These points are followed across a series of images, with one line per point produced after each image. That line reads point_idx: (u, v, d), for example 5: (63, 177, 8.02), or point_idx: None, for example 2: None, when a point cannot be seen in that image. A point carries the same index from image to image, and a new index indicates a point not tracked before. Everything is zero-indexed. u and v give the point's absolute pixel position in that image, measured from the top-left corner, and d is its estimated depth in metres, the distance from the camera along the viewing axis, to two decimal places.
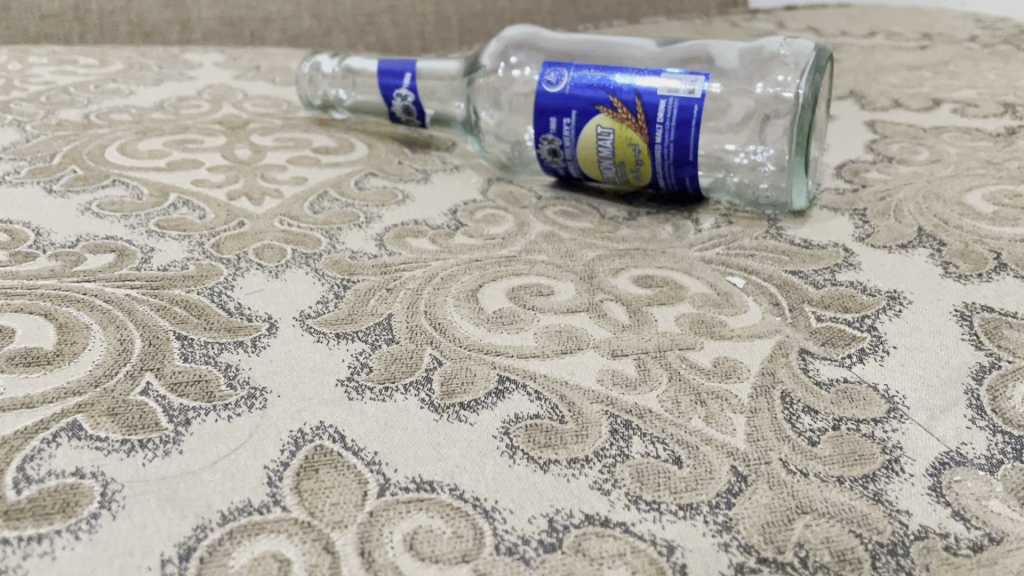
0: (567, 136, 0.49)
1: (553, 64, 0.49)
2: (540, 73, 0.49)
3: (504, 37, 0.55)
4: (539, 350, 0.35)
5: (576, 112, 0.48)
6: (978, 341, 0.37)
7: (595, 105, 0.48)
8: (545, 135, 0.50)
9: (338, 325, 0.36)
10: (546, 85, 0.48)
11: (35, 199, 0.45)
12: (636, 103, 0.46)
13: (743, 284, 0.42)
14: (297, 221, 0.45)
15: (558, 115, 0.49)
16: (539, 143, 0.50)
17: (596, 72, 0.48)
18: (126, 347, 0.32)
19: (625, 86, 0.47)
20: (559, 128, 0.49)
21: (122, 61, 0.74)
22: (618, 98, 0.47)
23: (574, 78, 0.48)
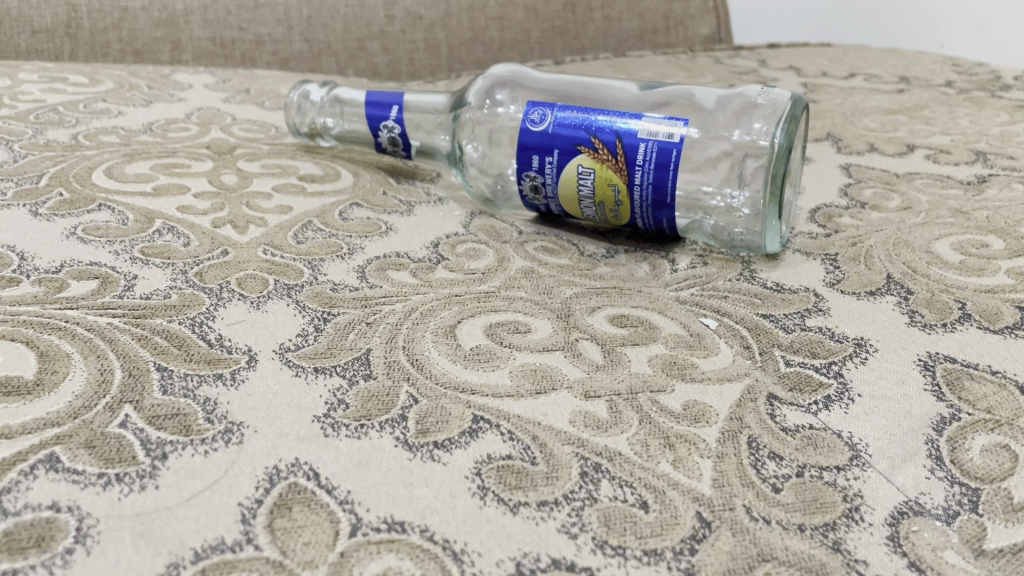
0: (548, 175, 0.50)
1: (537, 103, 0.50)
2: (524, 112, 0.50)
3: (489, 75, 0.56)
4: (514, 389, 0.36)
5: (558, 151, 0.49)
6: (940, 392, 0.38)
7: (577, 146, 0.49)
8: (527, 172, 0.51)
9: (317, 359, 0.36)
10: (530, 123, 0.50)
11: (20, 222, 0.45)
12: (616, 144, 0.48)
13: (715, 326, 0.43)
14: (281, 251, 0.46)
15: (540, 154, 0.50)
16: (522, 180, 0.51)
17: (579, 114, 0.49)
18: (106, 378, 0.33)
19: (605, 127, 0.48)
20: (541, 166, 0.50)
21: (112, 80, 0.74)
22: (599, 139, 0.48)
23: (557, 118, 0.49)
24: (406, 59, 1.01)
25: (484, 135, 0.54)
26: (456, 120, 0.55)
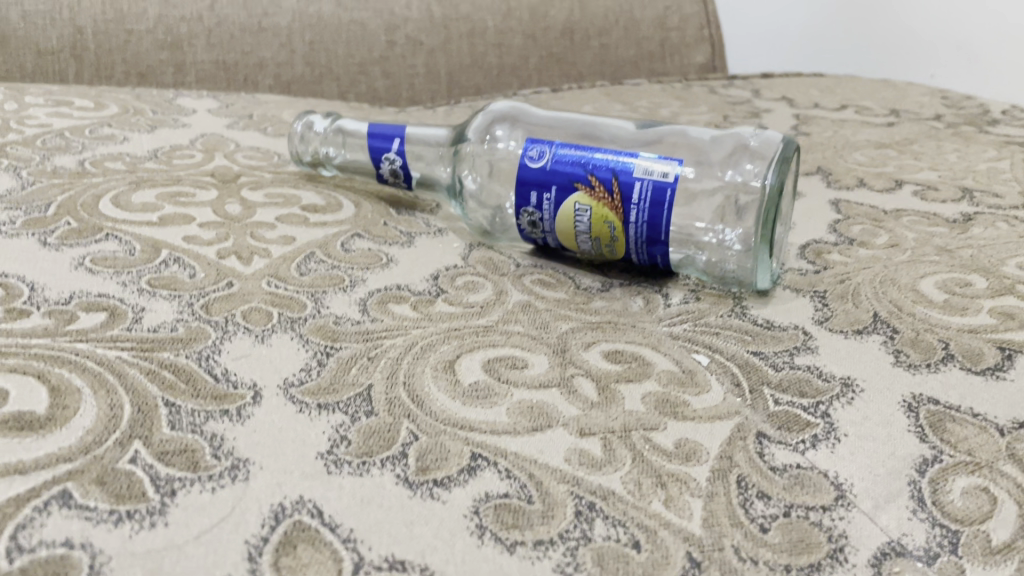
0: (546, 210, 0.51)
1: (536, 140, 0.52)
2: (523, 149, 0.52)
3: (489, 111, 0.58)
4: (511, 426, 0.37)
5: (555, 187, 0.50)
6: (923, 433, 0.39)
7: (575, 182, 0.50)
8: (525, 207, 0.52)
9: (320, 395, 0.37)
10: (529, 160, 0.51)
11: (30, 252, 0.46)
12: (613, 182, 0.49)
13: (707, 362, 0.45)
14: (284, 283, 0.47)
15: (539, 189, 0.51)
16: (520, 214, 0.53)
17: (576, 151, 0.50)
18: (116, 413, 0.34)
19: (602, 164, 0.49)
20: (539, 202, 0.51)
21: (117, 104, 0.76)
22: (597, 177, 0.49)
23: (555, 155, 0.51)
24: (406, 84, 1.03)
25: (484, 169, 0.55)
26: (457, 154, 0.57)
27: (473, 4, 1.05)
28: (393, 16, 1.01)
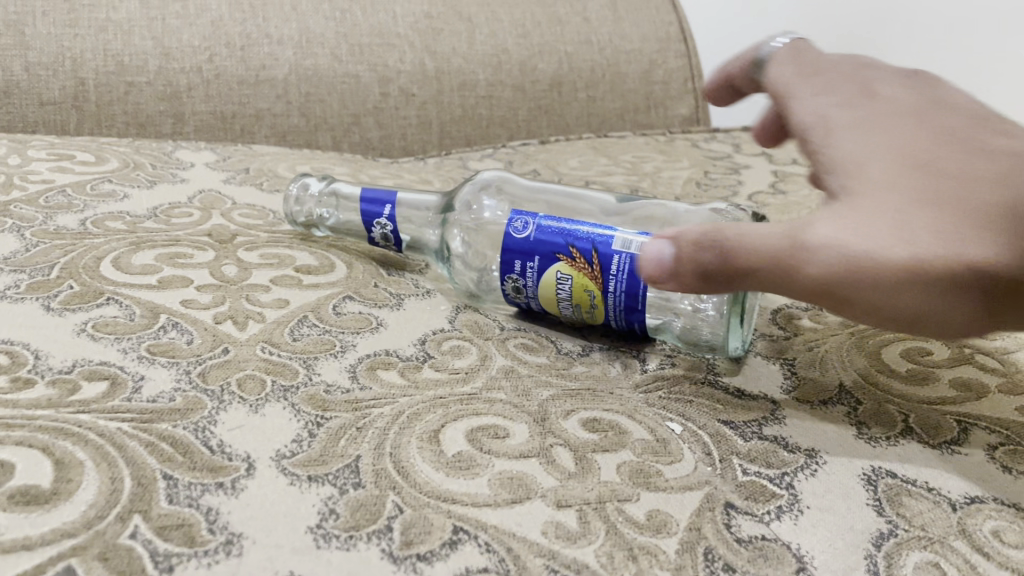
0: (530, 277, 0.54)
1: (521, 212, 0.54)
2: (508, 219, 0.54)
3: (478, 178, 0.61)
4: (492, 498, 0.39)
5: (539, 257, 0.53)
6: (881, 507, 0.41)
7: (557, 253, 0.52)
8: (510, 274, 0.54)
9: (310, 467, 0.39)
10: (513, 231, 0.53)
11: (34, 317, 0.48)
12: (592, 253, 0.51)
13: (680, 431, 0.47)
14: (278, 349, 0.49)
15: (523, 259, 0.53)
16: (505, 280, 0.55)
17: (559, 224, 0.53)
18: (117, 487, 0.36)
19: (583, 237, 0.52)
20: (523, 270, 0.54)
21: (118, 158, 0.78)
22: (578, 249, 0.52)
23: (539, 226, 0.53)
24: (398, 134, 1.08)
25: (473, 231, 0.57)
26: (445, 221, 0.59)
27: (464, 57, 1.10)
28: (387, 69, 1.06)
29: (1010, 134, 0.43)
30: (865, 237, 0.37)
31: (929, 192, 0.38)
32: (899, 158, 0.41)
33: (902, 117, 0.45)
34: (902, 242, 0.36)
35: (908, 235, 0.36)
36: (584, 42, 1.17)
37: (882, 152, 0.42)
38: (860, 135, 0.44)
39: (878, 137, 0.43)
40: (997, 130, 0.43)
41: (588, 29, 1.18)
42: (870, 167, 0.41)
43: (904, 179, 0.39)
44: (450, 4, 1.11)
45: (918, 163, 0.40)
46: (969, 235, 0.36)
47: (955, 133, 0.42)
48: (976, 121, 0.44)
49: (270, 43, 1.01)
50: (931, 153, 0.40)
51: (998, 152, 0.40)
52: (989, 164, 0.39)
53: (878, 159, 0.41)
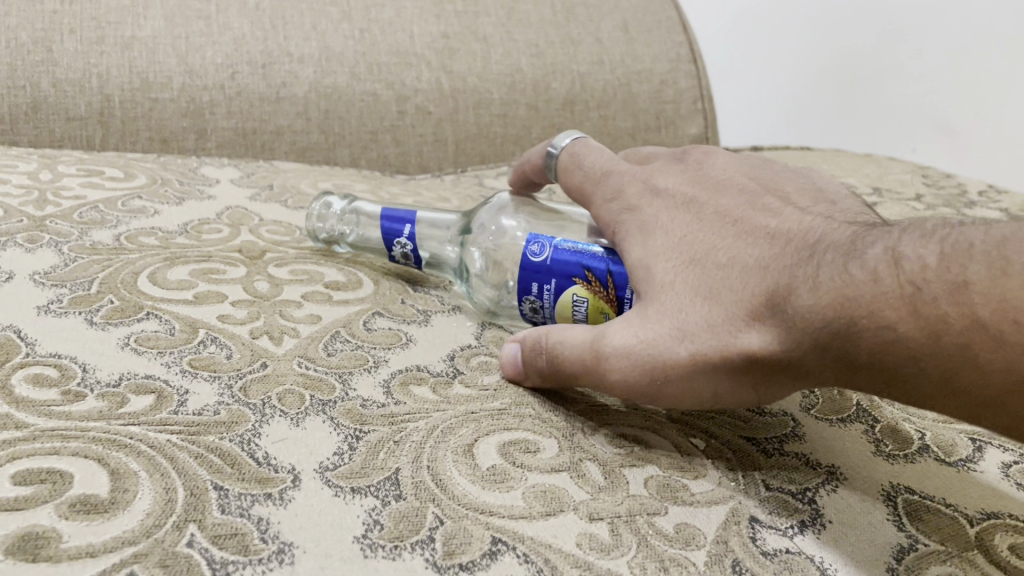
0: (547, 300, 0.52)
1: (536, 233, 0.52)
2: (524, 242, 0.52)
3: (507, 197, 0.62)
4: (527, 511, 0.41)
5: (555, 281, 0.51)
6: (901, 522, 0.43)
7: (572, 277, 0.51)
8: (526, 297, 0.53)
9: (353, 479, 0.41)
10: (530, 254, 0.51)
11: (79, 331, 0.50)
12: (609, 279, 0.50)
13: (704, 446, 0.49)
14: (314, 364, 0.51)
15: (539, 282, 0.52)
16: (521, 302, 0.53)
17: (577, 247, 0.51)
18: (171, 497, 0.37)
19: (599, 262, 0.51)
20: (540, 292, 0.52)
21: (146, 174, 0.80)
22: (594, 273, 0.51)
23: (556, 250, 0.51)
24: (414, 151, 1.10)
25: (492, 243, 0.58)
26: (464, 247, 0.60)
27: (479, 77, 1.12)
28: (404, 88, 1.08)
29: (773, 205, 0.47)
30: (652, 340, 0.43)
31: (703, 287, 0.44)
32: (684, 254, 0.46)
33: (667, 210, 0.50)
34: (683, 340, 0.42)
35: (694, 335, 0.42)
36: (596, 62, 1.20)
37: (658, 251, 0.47)
38: (638, 236, 0.49)
39: (670, 229, 0.48)
40: (767, 201, 0.48)
41: (600, 49, 1.21)
42: (658, 265, 0.46)
43: (682, 280, 0.45)
44: (466, 25, 1.13)
45: (708, 256, 0.45)
46: (741, 329, 0.41)
47: (728, 216, 0.47)
48: (752, 196, 0.49)
49: (291, 62, 1.03)
50: (708, 245, 0.46)
51: (761, 231, 0.45)
52: (753, 249, 0.44)
53: (661, 258, 0.47)
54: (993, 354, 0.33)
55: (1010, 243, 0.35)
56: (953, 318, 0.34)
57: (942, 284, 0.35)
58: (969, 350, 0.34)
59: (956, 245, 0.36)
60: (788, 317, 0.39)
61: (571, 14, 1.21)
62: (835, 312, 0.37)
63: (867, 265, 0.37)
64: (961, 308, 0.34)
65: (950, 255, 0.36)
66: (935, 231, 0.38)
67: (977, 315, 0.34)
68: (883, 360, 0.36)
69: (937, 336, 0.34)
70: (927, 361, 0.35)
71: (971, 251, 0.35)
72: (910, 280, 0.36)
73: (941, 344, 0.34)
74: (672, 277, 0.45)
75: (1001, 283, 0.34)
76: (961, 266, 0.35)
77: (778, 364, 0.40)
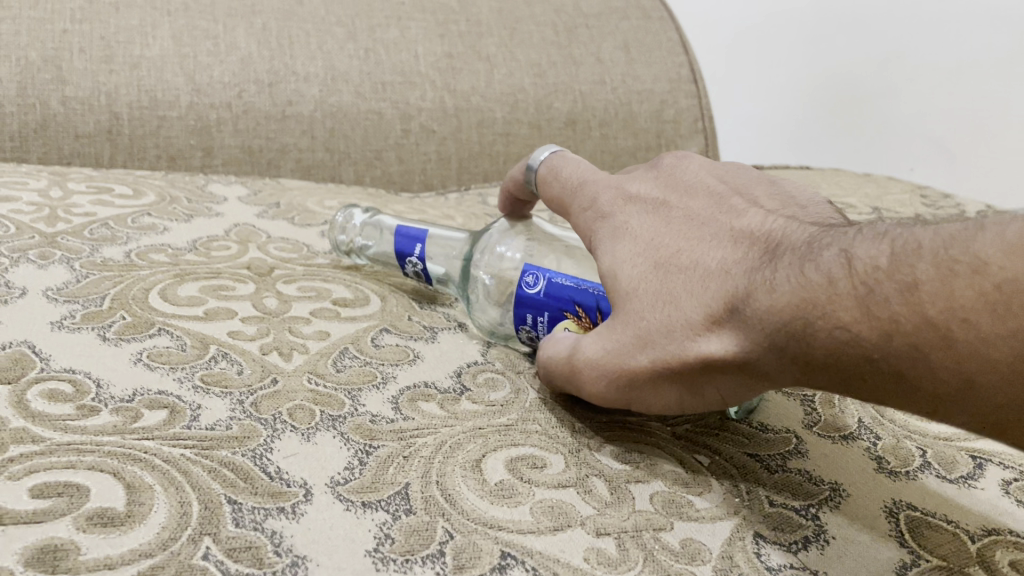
0: (541, 330, 0.53)
1: (532, 265, 0.53)
2: (520, 273, 0.53)
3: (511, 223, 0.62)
4: (535, 525, 0.41)
5: (548, 314, 0.52)
6: (903, 538, 0.43)
7: (564, 311, 0.51)
8: (522, 325, 0.54)
9: (364, 493, 0.41)
10: (525, 286, 0.52)
11: (92, 347, 0.51)
12: (600, 316, 0.50)
13: (707, 462, 0.49)
14: (324, 380, 0.51)
15: (533, 314, 0.53)
16: (518, 330, 0.55)
17: (570, 281, 0.51)
18: (186, 511, 0.38)
19: (591, 298, 0.51)
20: (534, 323, 0.53)
21: (154, 192, 0.81)
22: (586, 310, 0.51)
23: (549, 284, 0.52)
24: (418, 169, 1.12)
25: (495, 267, 0.58)
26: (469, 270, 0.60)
27: (483, 96, 1.14)
28: (409, 107, 1.10)
29: (739, 203, 0.47)
30: (620, 349, 0.45)
31: (664, 290, 0.45)
32: (649, 258, 0.46)
33: (637, 213, 0.50)
34: (646, 348, 0.44)
35: (657, 343, 0.43)
36: (598, 82, 1.21)
37: (625, 256, 0.48)
38: (610, 241, 0.50)
39: (637, 233, 0.49)
40: (732, 200, 0.48)
41: (601, 70, 1.22)
42: (624, 271, 0.47)
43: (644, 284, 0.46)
44: (470, 46, 1.15)
45: (672, 259, 0.46)
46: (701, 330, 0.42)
47: (694, 216, 0.48)
48: (718, 195, 0.49)
49: (297, 81, 1.04)
50: (674, 247, 0.46)
51: (725, 232, 0.45)
52: (715, 251, 0.45)
53: (628, 262, 0.47)
54: (941, 352, 0.34)
55: (958, 243, 0.35)
56: (904, 318, 0.35)
57: (892, 283, 0.36)
58: (920, 349, 0.34)
59: (906, 245, 0.37)
60: (745, 321, 0.40)
61: (572, 35, 1.23)
62: (791, 316, 0.38)
63: (822, 269, 0.38)
64: (911, 308, 0.35)
65: (900, 256, 0.36)
66: (890, 233, 0.38)
67: (927, 316, 0.34)
68: (840, 361, 0.37)
69: (889, 336, 0.35)
70: (882, 362, 0.36)
71: (920, 252, 0.36)
72: (863, 280, 0.37)
73: (893, 345, 0.35)
74: (638, 283, 0.46)
75: (949, 284, 0.34)
76: (911, 267, 0.36)
77: (739, 366, 0.41)
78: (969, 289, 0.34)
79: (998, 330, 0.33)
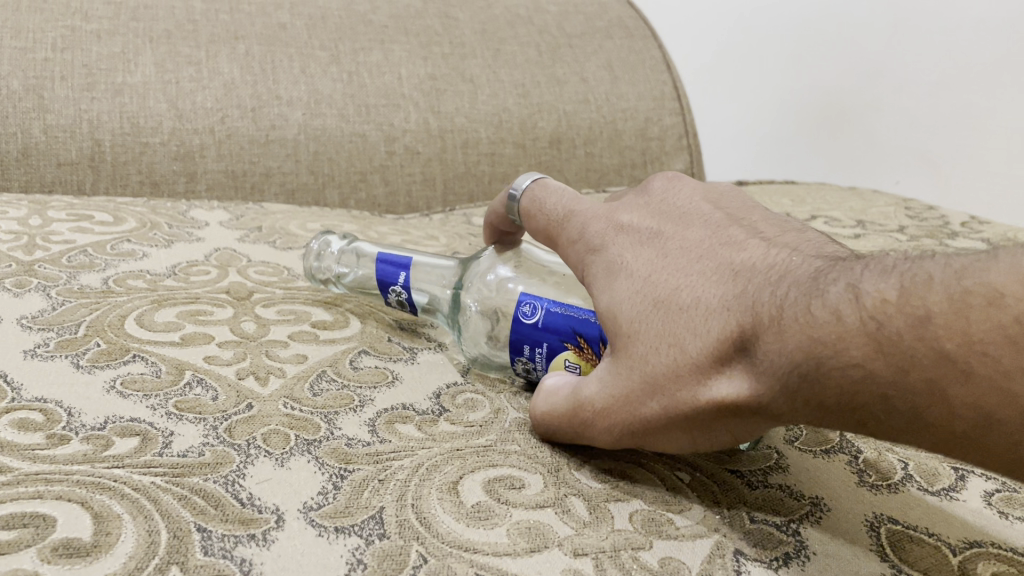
0: (539, 361, 0.52)
1: (529, 295, 0.52)
2: (517, 303, 0.52)
3: (501, 250, 0.61)
4: (512, 547, 0.41)
5: (547, 345, 0.51)
6: (885, 552, 0.43)
7: (564, 342, 0.51)
8: (519, 356, 0.53)
9: (337, 519, 0.41)
10: (522, 316, 0.51)
11: (65, 374, 0.50)
12: (601, 346, 0.50)
13: (689, 480, 0.49)
14: (300, 404, 0.51)
15: (531, 344, 0.52)
16: (515, 361, 0.54)
17: (569, 312, 0.51)
18: (154, 539, 0.37)
19: (591, 329, 0.50)
20: (532, 354, 0.52)
21: (136, 218, 0.81)
22: (586, 338, 0.50)
23: (547, 314, 0.51)
24: (403, 190, 1.11)
25: (485, 293, 0.57)
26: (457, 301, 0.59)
27: (467, 117, 1.14)
28: (393, 129, 1.10)
29: (738, 235, 0.46)
30: (626, 395, 0.44)
31: (666, 332, 0.43)
32: (648, 296, 0.45)
33: (631, 246, 0.48)
34: (654, 396, 0.43)
35: (664, 389, 0.42)
36: (583, 101, 1.22)
37: (622, 294, 0.46)
38: (605, 278, 0.48)
39: (633, 268, 0.47)
40: (729, 231, 0.47)
41: (585, 89, 1.23)
42: (623, 311, 0.45)
43: (645, 325, 0.44)
44: (453, 67, 1.16)
45: (671, 297, 0.44)
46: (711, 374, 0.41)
47: (693, 250, 0.46)
48: (715, 225, 0.47)
49: (280, 105, 1.05)
50: (671, 282, 0.44)
51: (723, 265, 0.44)
52: (712, 285, 0.43)
53: (625, 300, 0.45)
54: (960, 386, 0.34)
55: (969, 274, 0.35)
56: (919, 352, 0.34)
57: (903, 318, 0.35)
58: (939, 381, 0.34)
59: (915, 278, 0.36)
60: (757, 364, 0.39)
61: (556, 54, 1.23)
62: (803, 357, 0.37)
63: (829, 306, 0.37)
64: (925, 343, 0.34)
65: (910, 289, 0.36)
66: (897, 266, 0.38)
67: (944, 349, 0.34)
68: (859, 398, 0.36)
69: (905, 371, 0.35)
70: (897, 399, 0.35)
71: (930, 283, 0.35)
72: (872, 316, 0.36)
73: (909, 380, 0.35)
74: (638, 323, 0.44)
75: (963, 317, 0.34)
76: (921, 299, 0.35)
77: (752, 410, 0.40)
78: (984, 321, 0.33)
79: (1014, 364, 0.33)
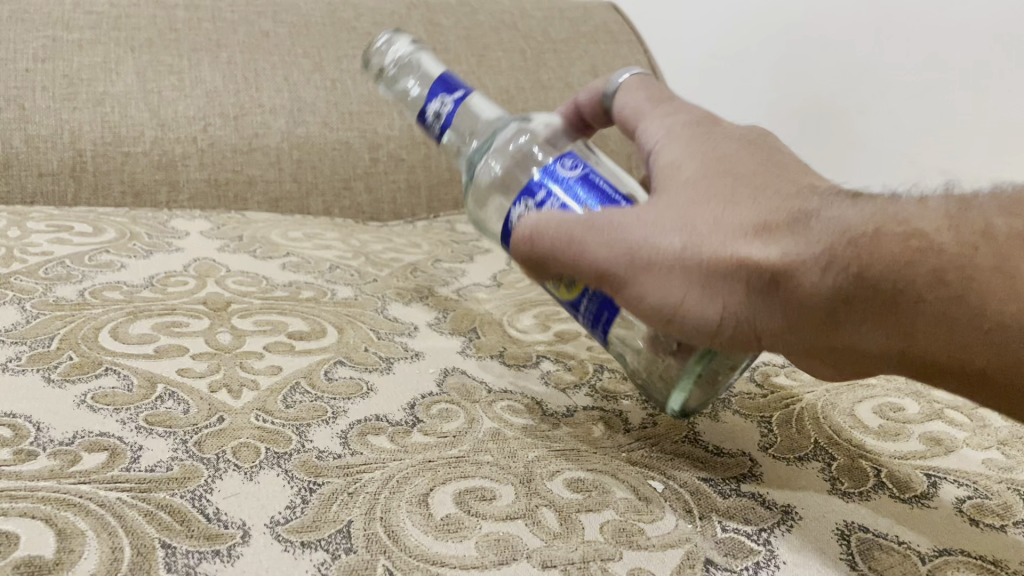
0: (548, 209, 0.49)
1: (576, 157, 0.51)
2: (562, 155, 0.51)
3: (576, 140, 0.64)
4: (479, 561, 0.41)
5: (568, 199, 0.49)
6: (854, 561, 0.43)
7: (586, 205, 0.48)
8: (528, 197, 0.49)
9: (303, 533, 0.41)
10: (562, 165, 0.50)
11: (35, 389, 0.50)
12: None
13: (662, 488, 0.49)
14: (271, 416, 0.51)
15: (552, 190, 0.49)
16: (517, 204, 0.50)
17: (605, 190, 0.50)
18: (117, 557, 0.37)
19: None
20: (544, 201, 0.49)
21: (115, 229, 0.80)
22: None
23: (585, 176, 0.50)
24: (388, 197, 1.11)
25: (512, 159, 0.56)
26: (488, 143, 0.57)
27: None
28: (376, 135, 1.10)
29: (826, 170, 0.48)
30: (654, 225, 0.44)
31: (727, 193, 0.44)
32: (722, 167, 0.46)
33: (716, 133, 0.50)
34: (684, 234, 0.43)
35: (699, 233, 0.43)
36: None
37: (694, 159, 0.48)
38: (680, 146, 0.50)
39: (711, 147, 0.49)
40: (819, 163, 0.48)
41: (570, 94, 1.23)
42: (693, 169, 0.47)
43: (707, 182, 0.45)
44: None
45: (746, 173, 0.45)
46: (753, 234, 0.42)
47: (778, 156, 0.47)
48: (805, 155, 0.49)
49: (262, 113, 1.05)
50: (747, 166, 0.46)
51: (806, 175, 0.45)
52: (793, 183, 0.44)
53: (695, 165, 0.47)
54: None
55: None
56: (992, 233, 0.36)
57: (989, 208, 0.37)
58: (998, 262, 0.35)
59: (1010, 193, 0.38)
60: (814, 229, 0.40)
61: (541, 60, 1.24)
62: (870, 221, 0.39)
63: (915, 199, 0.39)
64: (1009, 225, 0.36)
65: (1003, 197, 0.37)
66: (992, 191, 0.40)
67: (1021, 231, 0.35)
68: (907, 270, 0.37)
69: (971, 246, 0.36)
70: (946, 271, 0.36)
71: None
72: (956, 206, 0.38)
73: (973, 255, 0.36)
74: (703, 180, 0.45)
75: None
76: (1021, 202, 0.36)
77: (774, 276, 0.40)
78: None
79: None
